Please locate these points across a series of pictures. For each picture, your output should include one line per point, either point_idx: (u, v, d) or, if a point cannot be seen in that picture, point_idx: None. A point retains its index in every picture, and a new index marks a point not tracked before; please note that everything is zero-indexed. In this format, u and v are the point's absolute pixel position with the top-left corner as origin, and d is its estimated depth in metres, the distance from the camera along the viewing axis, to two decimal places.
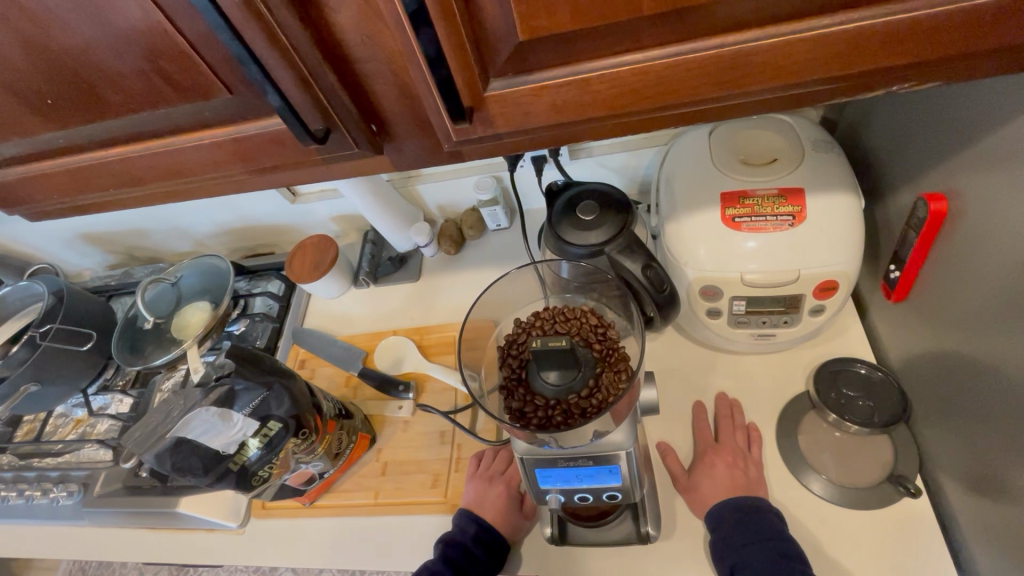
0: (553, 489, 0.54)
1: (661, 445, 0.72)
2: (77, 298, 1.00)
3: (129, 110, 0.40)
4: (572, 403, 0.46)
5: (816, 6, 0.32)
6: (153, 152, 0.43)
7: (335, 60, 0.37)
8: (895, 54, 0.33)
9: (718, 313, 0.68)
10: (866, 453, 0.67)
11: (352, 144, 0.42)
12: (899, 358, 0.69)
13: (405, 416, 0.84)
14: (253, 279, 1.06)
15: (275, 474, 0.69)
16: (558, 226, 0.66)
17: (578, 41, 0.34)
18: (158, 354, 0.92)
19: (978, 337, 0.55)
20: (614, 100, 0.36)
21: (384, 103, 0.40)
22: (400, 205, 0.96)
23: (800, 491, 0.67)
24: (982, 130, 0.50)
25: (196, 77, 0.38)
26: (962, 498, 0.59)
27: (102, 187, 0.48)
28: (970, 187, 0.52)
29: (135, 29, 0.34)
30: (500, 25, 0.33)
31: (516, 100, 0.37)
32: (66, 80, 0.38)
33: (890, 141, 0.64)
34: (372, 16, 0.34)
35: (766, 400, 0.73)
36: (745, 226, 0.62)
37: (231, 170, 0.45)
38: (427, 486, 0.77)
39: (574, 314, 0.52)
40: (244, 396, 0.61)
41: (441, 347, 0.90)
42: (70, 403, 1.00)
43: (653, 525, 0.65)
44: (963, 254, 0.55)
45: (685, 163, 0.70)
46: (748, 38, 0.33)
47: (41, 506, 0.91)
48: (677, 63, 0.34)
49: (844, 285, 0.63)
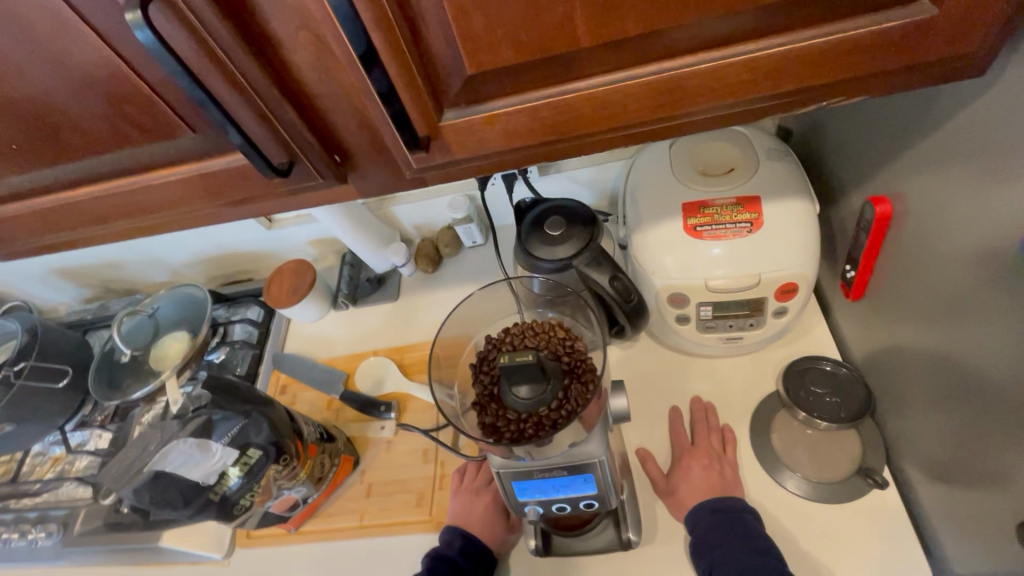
0: (531, 501, 0.55)
1: (639, 451, 0.73)
2: (52, 334, 0.99)
3: (95, 152, 0.42)
4: (543, 415, 0.47)
5: (741, 34, 0.34)
6: (120, 191, 0.44)
7: (294, 97, 0.38)
8: (818, 73, 0.36)
9: (686, 319, 0.70)
10: (837, 448, 0.69)
11: (317, 175, 0.43)
12: (863, 354, 0.72)
13: (388, 436, 0.84)
14: (232, 306, 1.06)
15: (257, 502, 0.69)
16: (526, 241, 0.68)
17: (525, 72, 0.36)
18: (136, 388, 0.91)
19: (930, 331, 0.57)
20: (562, 125, 0.38)
21: (345, 135, 0.42)
22: (375, 227, 0.97)
23: (776, 488, 0.68)
24: (918, 137, 0.53)
25: (161, 119, 0.39)
26: (927, 486, 0.62)
27: (71, 226, 0.48)
28: (912, 189, 0.55)
29: (98, 76, 0.36)
30: (449, 60, 0.35)
31: (469, 129, 0.38)
32: (30, 126, 0.39)
33: (839, 148, 0.68)
34: (326, 55, 0.36)
35: (740, 401, 0.75)
36: (706, 234, 0.65)
37: (199, 205, 0.46)
38: (412, 506, 0.77)
39: (543, 328, 0.53)
40: (223, 425, 0.61)
41: (422, 365, 0.90)
42: (47, 441, 0.98)
43: (635, 531, 0.66)
44: (911, 252, 0.58)
45: (648, 176, 0.72)
46: (682, 64, 0.35)
47: (19, 549, 0.90)
48: (618, 90, 0.36)
49: (804, 286, 0.65)
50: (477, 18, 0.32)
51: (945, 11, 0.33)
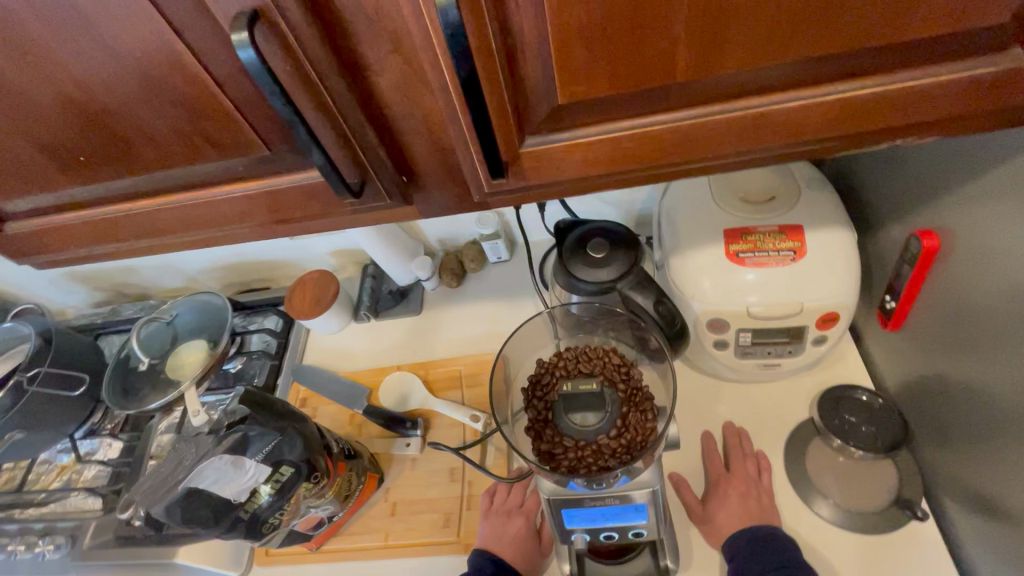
0: (578, 529, 0.54)
1: (673, 476, 0.73)
2: (66, 339, 0.97)
3: (162, 165, 0.41)
4: (602, 444, 0.47)
5: (831, 74, 0.34)
6: (182, 204, 0.43)
7: (374, 119, 0.38)
8: (903, 115, 0.36)
9: (724, 344, 0.70)
10: (873, 479, 0.69)
11: (385, 195, 0.43)
12: (897, 384, 0.72)
13: (413, 454, 0.83)
14: (250, 315, 1.05)
15: (285, 520, 0.67)
16: (568, 261, 0.67)
17: (614, 102, 0.35)
18: (153, 397, 0.88)
19: (974, 365, 0.58)
20: (642, 155, 0.38)
21: (417, 156, 0.41)
22: (401, 240, 0.96)
23: (811, 518, 0.68)
24: (970, 173, 0.53)
25: (236, 135, 0.38)
26: (966, 520, 0.61)
27: (124, 237, 0.47)
28: (960, 225, 0.56)
29: (182, 91, 0.35)
30: (539, 88, 0.35)
31: (550, 155, 0.38)
32: (101, 137, 0.39)
33: (879, 179, 0.68)
34: (414, 79, 0.35)
35: (772, 427, 0.75)
36: (748, 260, 0.65)
37: (259, 220, 0.45)
38: (438, 526, 0.76)
39: (597, 352, 0.53)
40: (258, 441, 0.60)
41: (447, 381, 0.89)
42: (54, 449, 0.95)
43: (672, 558, 0.64)
44: (955, 287, 0.58)
45: (687, 200, 0.72)
46: (770, 101, 0.35)
47: (23, 562, 0.87)
48: (704, 123, 0.36)
49: (844, 315, 0.65)
50: (578, 49, 0.32)
51: None
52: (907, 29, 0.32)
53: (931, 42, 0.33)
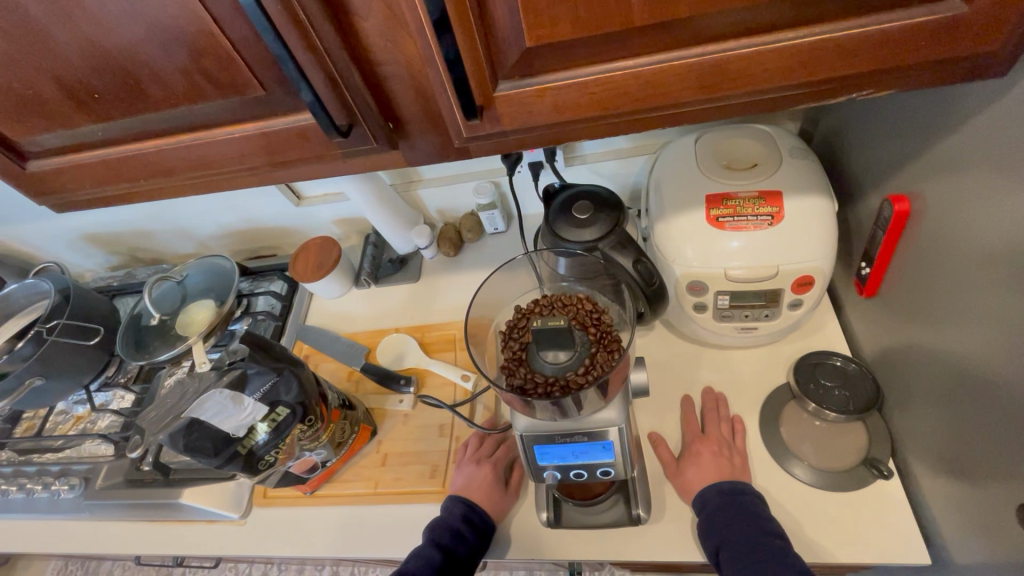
0: (550, 466, 0.58)
1: (652, 435, 0.75)
2: (83, 296, 1.02)
3: (169, 105, 0.45)
4: (569, 379, 0.50)
5: (782, 22, 0.37)
6: (188, 144, 0.47)
7: (359, 63, 0.41)
8: (852, 63, 0.38)
9: (703, 307, 0.72)
10: (844, 440, 0.71)
11: (371, 139, 0.46)
12: (872, 351, 0.74)
13: (406, 409, 0.87)
14: (257, 278, 1.09)
15: (280, 460, 0.71)
16: (554, 224, 0.71)
17: (579, 48, 0.38)
18: (163, 349, 0.93)
19: (940, 327, 0.59)
20: (607, 101, 0.41)
21: (401, 102, 0.44)
22: (401, 208, 1.00)
23: (782, 476, 0.70)
24: (938, 137, 0.55)
25: (235, 75, 0.42)
26: (929, 478, 0.64)
27: (134, 177, 0.51)
28: (929, 189, 0.58)
29: (185, 30, 0.39)
30: (509, 33, 0.38)
31: (521, 100, 0.41)
32: (114, 76, 0.42)
33: (860, 150, 0.70)
34: (395, 24, 0.38)
35: (750, 392, 0.78)
36: (728, 225, 0.67)
37: (257, 162, 0.49)
38: (426, 476, 0.79)
39: (571, 301, 0.57)
40: (256, 379, 0.64)
41: (441, 344, 0.93)
42: (70, 400, 1.01)
43: (644, 508, 0.68)
44: (925, 251, 0.60)
45: (673, 169, 0.75)
46: (724, 48, 0.38)
47: (41, 500, 0.92)
48: (663, 70, 0.39)
49: (819, 280, 0.68)
50: None
51: (975, 10, 0.35)
52: None
53: None
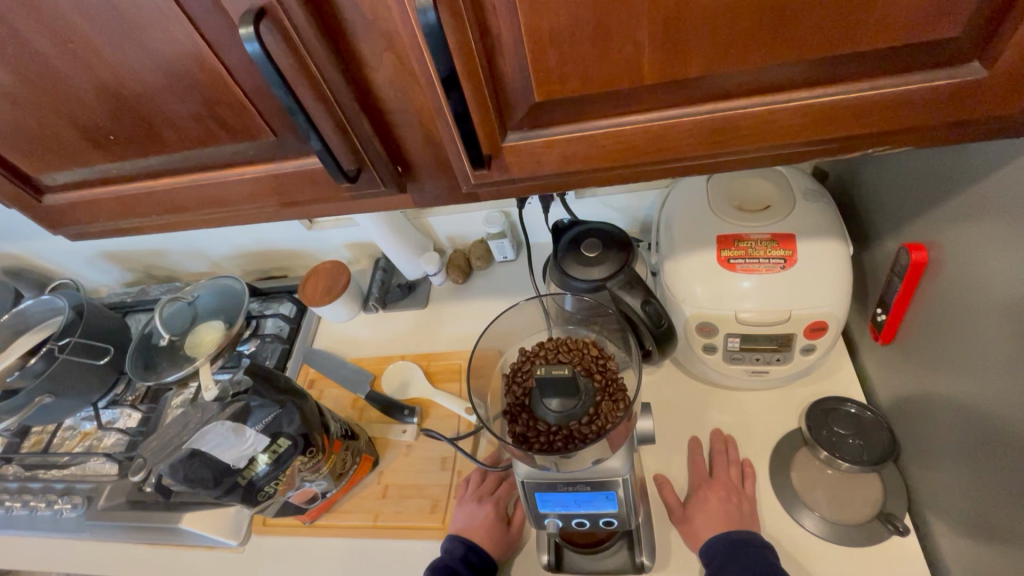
0: (552, 514, 0.57)
1: (658, 478, 0.74)
2: (95, 313, 1.02)
3: (181, 147, 0.46)
4: (573, 428, 0.51)
5: (793, 82, 0.37)
6: (198, 184, 0.48)
7: (370, 111, 0.41)
8: (865, 122, 0.38)
9: (713, 348, 0.71)
10: (858, 492, 0.69)
11: (380, 183, 0.46)
12: (887, 398, 0.72)
13: (408, 440, 0.86)
14: (267, 300, 1.10)
15: (280, 490, 0.71)
16: (563, 261, 0.71)
17: (588, 102, 0.39)
18: (170, 370, 0.92)
19: (955, 380, 0.58)
20: (615, 153, 0.41)
21: (411, 148, 0.45)
22: (411, 235, 1.00)
23: (792, 526, 0.68)
24: (957, 187, 0.54)
25: (247, 121, 0.43)
26: (945, 536, 0.61)
27: (147, 212, 0.52)
28: (947, 238, 0.56)
29: (199, 79, 0.40)
30: (519, 87, 0.38)
31: (530, 150, 0.42)
32: (130, 119, 0.43)
33: (877, 193, 0.69)
34: (406, 76, 0.39)
35: (760, 436, 0.76)
36: (739, 267, 0.66)
37: (266, 202, 0.50)
38: (426, 511, 0.78)
39: (577, 344, 0.58)
40: (258, 413, 0.63)
41: (447, 374, 0.92)
42: (79, 415, 1.00)
43: (649, 555, 0.67)
44: (941, 301, 0.58)
45: (684, 207, 0.74)
46: (734, 106, 0.38)
47: (44, 518, 0.91)
48: (673, 125, 0.39)
49: (833, 325, 0.66)
50: (551, 52, 0.36)
51: (994, 75, 0.35)
52: (862, 41, 0.34)
53: (886, 55, 0.35)
